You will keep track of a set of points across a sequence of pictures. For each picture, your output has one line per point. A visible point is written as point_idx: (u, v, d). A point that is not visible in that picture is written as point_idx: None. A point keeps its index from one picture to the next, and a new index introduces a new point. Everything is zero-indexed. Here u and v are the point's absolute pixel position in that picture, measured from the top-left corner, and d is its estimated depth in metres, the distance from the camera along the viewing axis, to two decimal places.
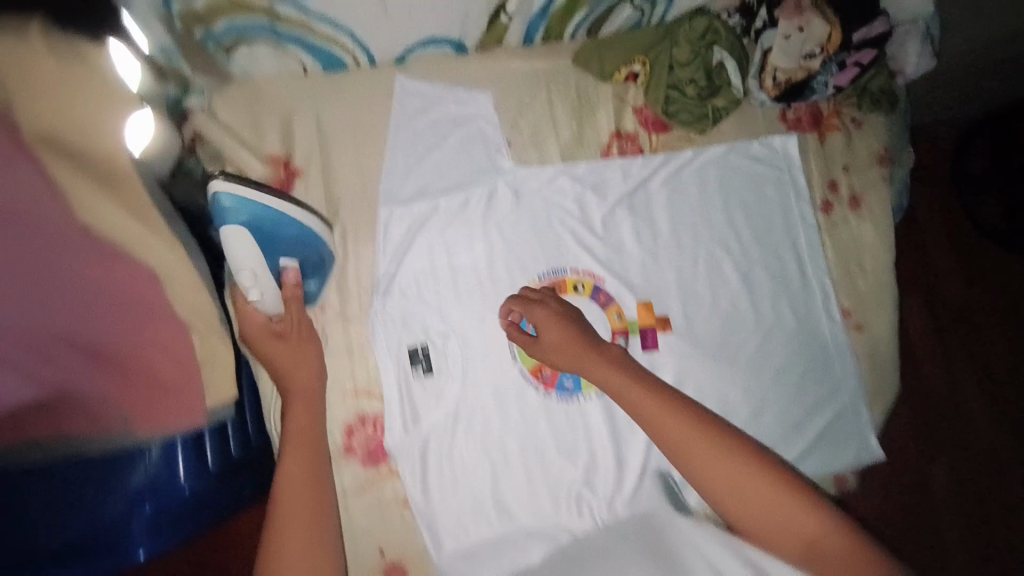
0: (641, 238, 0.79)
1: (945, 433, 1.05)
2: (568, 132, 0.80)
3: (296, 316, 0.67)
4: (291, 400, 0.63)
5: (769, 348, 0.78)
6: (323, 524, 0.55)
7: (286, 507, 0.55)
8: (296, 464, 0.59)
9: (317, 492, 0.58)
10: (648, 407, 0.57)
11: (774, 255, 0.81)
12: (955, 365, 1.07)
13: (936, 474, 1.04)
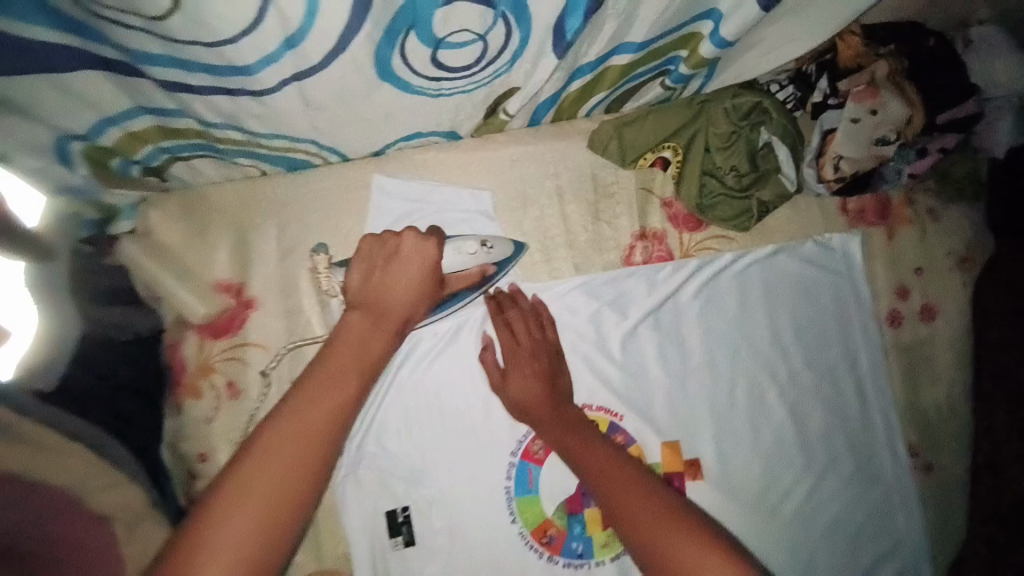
0: (669, 363, 0.66)
1: None
2: (583, 234, 0.67)
3: (399, 333, 0.54)
4: (318, 370, 0.46)
5: (821, 495, 0.65)
6: (289, 513, 0.40)
7: (273, 440, 0.41)
8: (330, 396, 0.45)
9: (317, 462, 0.42)
10: (569, 440, 0.57)
11: (829, 380, 0.67)
12: None
13: None
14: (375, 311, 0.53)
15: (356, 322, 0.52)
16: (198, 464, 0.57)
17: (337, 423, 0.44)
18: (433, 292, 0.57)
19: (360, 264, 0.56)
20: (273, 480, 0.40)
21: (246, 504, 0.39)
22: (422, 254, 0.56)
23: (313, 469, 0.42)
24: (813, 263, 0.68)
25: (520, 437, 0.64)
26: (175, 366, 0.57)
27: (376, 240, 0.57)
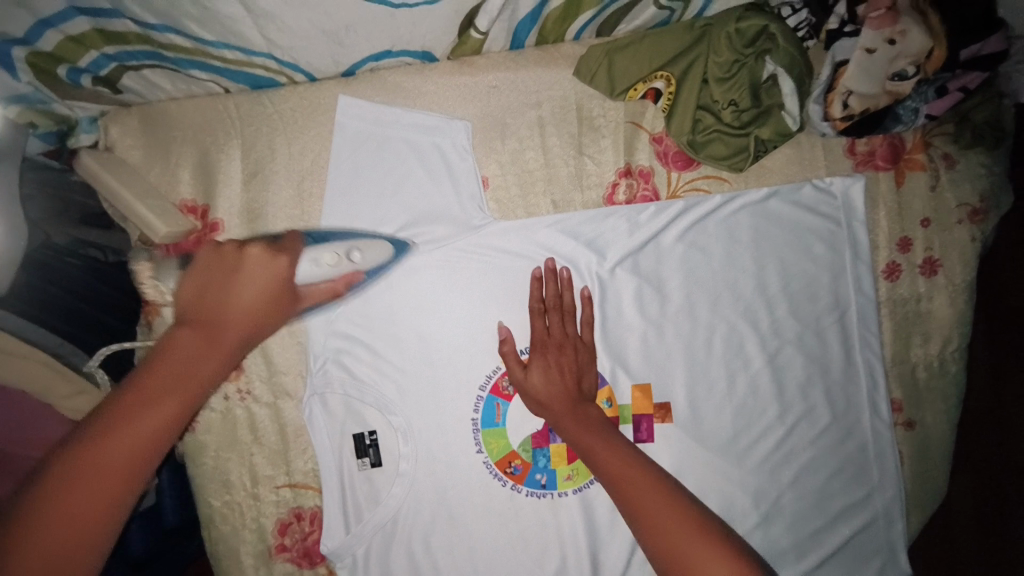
0: (646, 307, 0.64)
1: None
2: (564, 170, 0.64)
3: (235, 355, 0.50)
4: (185, 333, 0.48)
5: (791, 444, 0.64)
6: (106, 515, 0.41)
7: (122, 415, 0.43)
8: (148, 417, 0.43)
9: (140, 460, 0.42)
10: (576, 433, 0.57)
11: (813, 331, 0.64)
12: None
13: None
14: (210, 326, 0.49)
15: (185, 339, 0.48)
16: None
17: (153, 438, 0.43)
18: (288, 305, 0.53)
19: (195, 279, 0.51)
20: (87, 485, 0.40)
21: (72, 482, 0.40)
22: (271, 267, 0.53)
23: (142, 454, 0.43)
24: (807, 207, 0.64)
25: (493, 371, 0.62)
26: (144, 285, 0.57)
27: (217, 252, 0.53)
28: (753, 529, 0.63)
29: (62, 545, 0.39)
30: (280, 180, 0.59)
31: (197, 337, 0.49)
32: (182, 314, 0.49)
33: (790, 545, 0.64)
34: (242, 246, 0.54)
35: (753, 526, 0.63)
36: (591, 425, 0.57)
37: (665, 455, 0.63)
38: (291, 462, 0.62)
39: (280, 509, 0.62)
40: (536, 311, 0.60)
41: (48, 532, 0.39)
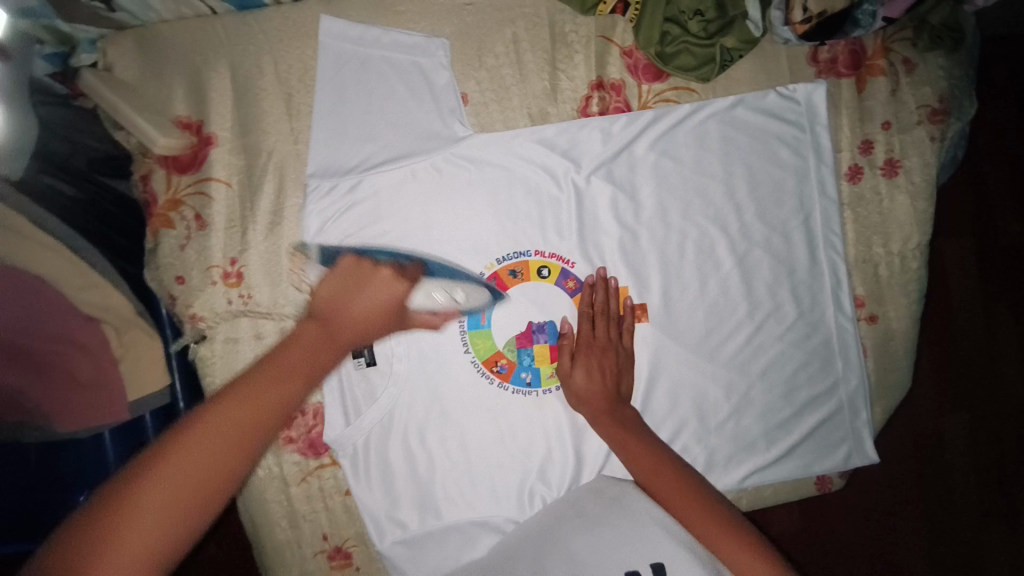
0: (620, 214, 0.67)
1: (980, 399, 0.92)
2: (539, 84, 0.67)
3: (345, 350, 0.50)
4: (341, 322, 0.49)
5: (761, 340, 0.67)
6: (203, 510, 0.37)
7: (199, 430, 0.38)
8: (271, 393, 0.41)
9: (237, 458, 0.38)
10: (590, 390, 0.63)
11: (779, 233, 0.67)
12: (1000, 327, 0.92)
13: (957, 453, 0.91)
14: (332, 322, 0.49)
15: (310, 332, 0.48)
16: (175, 287, 0.62)
17: (269, 428, 0.40)
18: (391, 323, 0.54)
19: (335, 280, 0.52)
20: (180, 477, 0.36)
21: (167, 469, 0.36)
22: (389, 286, 0.54)
23: (227, 464, 0.38)
24: (771, 114, 0.67)
25: (477, 276, 0.66)
26: (146, 198, 0.61)
27: (358, 265, 0.54)
28: (725, 418, 0.68)
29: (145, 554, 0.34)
30: (270, 97, 0.63)
31: (319, 332, 0.48)
32: (314, 310, 0.49)
33: (761, 434, 0.68)
34: (376, 263, 0.56)
35: (725, 416, 0.68)
36: (601, 374, 0.64)
37: (641, 352, 0.67)
38: None
39: None
40: (585, 314, 0.65)
41: (148, 520, 0.35)
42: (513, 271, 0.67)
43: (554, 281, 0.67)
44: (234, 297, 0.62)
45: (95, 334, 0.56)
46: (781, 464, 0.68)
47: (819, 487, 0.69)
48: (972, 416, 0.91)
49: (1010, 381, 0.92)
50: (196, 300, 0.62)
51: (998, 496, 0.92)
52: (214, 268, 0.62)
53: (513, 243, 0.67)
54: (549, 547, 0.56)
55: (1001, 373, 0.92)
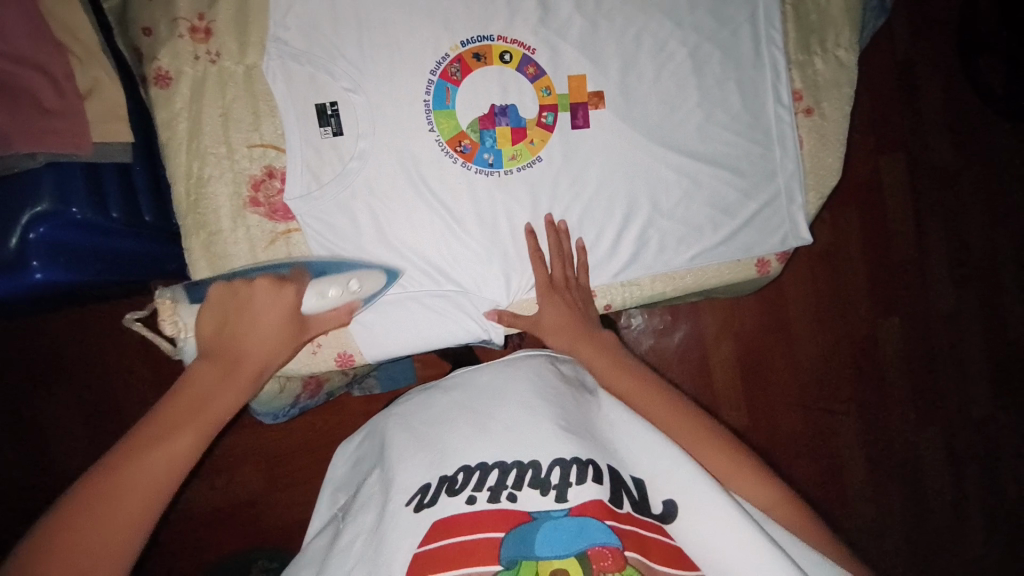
0: (583, 3, 0.71)
1: (837, 314, 1.29)
2: None
3: (257, 381, 0.57)
4: (249, 354, 0.57)
5: (710, 128, 0.73)
6: (139, 526, 0.44)
7: (142, 450, 0.46)
8: (185, 428, 0.49)
9: (174, 470, 0.47)
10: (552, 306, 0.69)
11: (728, 28, 0.73)
12: (852, 265, 1.29)
13: (808, 362, 1.28)
14: (234, 350, 0.57)
15: (209, 365, 0.55)
16: (142, 39, 0.63)
17: (178, 458, 0.47)
18: (299, 334, 0.62)
19: (215, 315, 0.59)
20: (161, 465, 0.46)
21: (144, 471, 0.45)
22: (280, 300, 0.60)
23: (159, 491, 0.45)
24: None
25: (442, 58, 0.69)
26: None
27: (229, 289, 0.61)
28: (678, 202, 0.73)
29: (124, 533, 0.43)
30: None
31: (217, 369, 0.55)
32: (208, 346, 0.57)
33: (709, 218, 0.74)
34: (251, 279, 0.62)
35: (677, 200, 0.73)
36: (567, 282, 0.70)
37: (600, 137, 0.72)
38: (261, 124, 0.66)
39: (253, 168, 0.67)
40: (551, 228, 0.70)
41: (101, 514, 0.42)
42: (476, 55, 0.69)
43: (515, 67, 0.70)
44: (201, 52, 0.64)
45: (58, 62, 0.56)
46: (726, 247, 0.75)
47: (759, 268, 0.77)
48: (824, 329, 1.28)
49: (859, 305, 1.29)
50: (164, 52, 0.63)
51: (826, 404, 1.29)
52: (181, 22, 0.63)
53: (479, 26, 0.69)
54: (516, 408, 0.54)
55: (852, 299, 1.29)
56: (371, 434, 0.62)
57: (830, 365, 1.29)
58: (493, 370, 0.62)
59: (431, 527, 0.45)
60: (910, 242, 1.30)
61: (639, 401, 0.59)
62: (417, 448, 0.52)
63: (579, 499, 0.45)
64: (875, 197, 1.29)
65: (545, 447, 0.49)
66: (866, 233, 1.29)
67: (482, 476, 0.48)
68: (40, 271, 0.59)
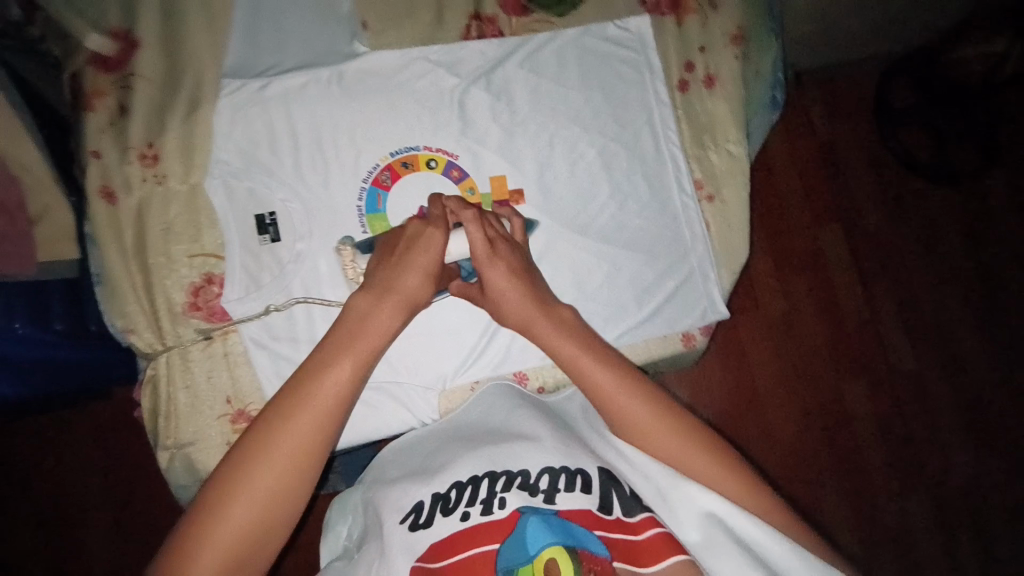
0: (499, 116, 0.80)
1: (797, 380, 1.31)
2: (426, 15, 0.79)
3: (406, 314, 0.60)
4: (383, 297, 0.59)
5: (623, 217, 0.81)
6: (276, 521, 0.49)
7: (268, 445, 0.50)
8: (308, 416, 0.51)
9: (304, 463, 0.50)
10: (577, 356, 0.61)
11: (629, 131, 0.83)
12: (802, 329, 1.33)
13: (776, 426, 1.29)
14: (378, 289, 0.59)
15: (343, 327, 0.57)
16: (92, 161, 0.68)
17: (305, 450, 0.51)
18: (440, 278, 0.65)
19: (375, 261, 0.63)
20: (257, 498, 0.48)
21: (264, 472, 0.49)
22: (428, 237, 0.63)
23: (286, 492, 0.50)
24: (614, 41, 0.84)
25: (373, 168, 0.76)
26: (74, 89, 0.69)
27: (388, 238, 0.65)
28: (599, 285, 0.79)
29: (266, 525, 0.49)
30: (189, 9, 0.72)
31: (349, 330, 0.56)
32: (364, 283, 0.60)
33: (631, 297, 0.80)
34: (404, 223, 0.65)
35: (598, 284, 0.79)
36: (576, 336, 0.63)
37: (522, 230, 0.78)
38: (202, 234, 0.71)
39: (193, 275, 0.70)
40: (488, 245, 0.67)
41: (238, 512, 0.48)
42: (405, 163, 0.77)
43: (441, 172, 0.78)
44: (149, 175, 0.70)
45: (11, 192, 0.62)
46: (649, 322, 0.80)
47: (684, 343, 0.81)
48: (785, 396, 1.30)
49: (816, 367, 1.33)
50: (112, 172, 0.69)
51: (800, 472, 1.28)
52: (132, 150, 0.70)
53: (406, 139, 0.77)
54: (522, 422, 0.62)
55: (808, 361, 1.32)
56: (376, 470, 0.66)
57: (800, 431, 1.30)
58: (497, 394, 0.69)
59: (427, 549, 0.53)
60: (851, 305, 1.36)
61: (668, 446, 0.59)
62: (420, 476, 0.59)
63: (567, 503, 0.53)
64: (814, 263, 1.36)
65: (533, 461, 0.57)
66: (811, 296, 1.35)
67: (473, 490, 0.55)
68: None
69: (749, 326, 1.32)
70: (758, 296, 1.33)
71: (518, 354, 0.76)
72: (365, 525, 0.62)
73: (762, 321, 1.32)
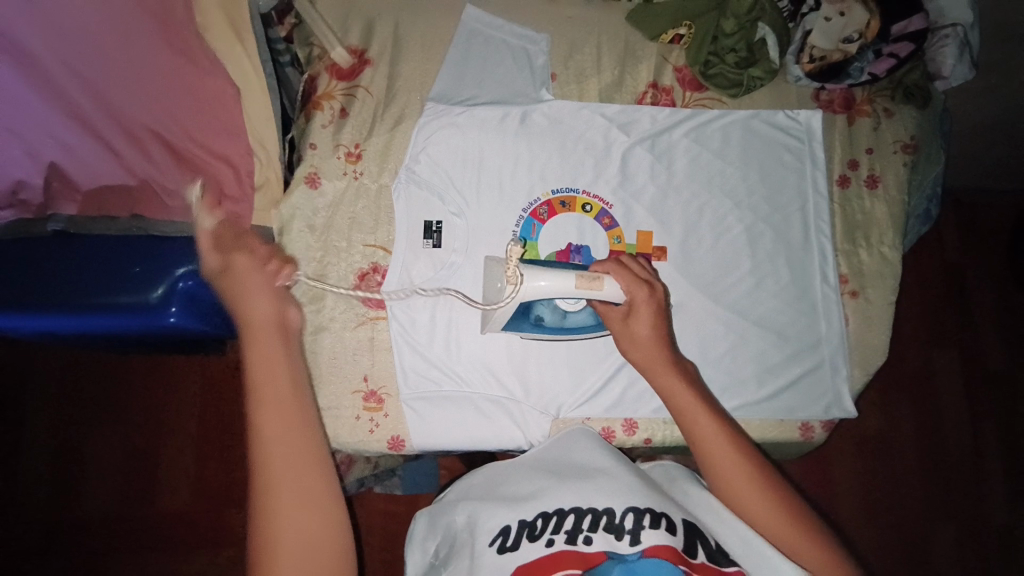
0: (657, 176, 0.85)
1: (891, 506, 1.22)
2: (609, 75, 0.87)
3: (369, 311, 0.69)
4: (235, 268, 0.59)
5: (760, 295, 0.82)
6: (316, 456, 0.52)
7: (266, 413, 0.51)
8: (275, 370, 0.54)
9: (300, 398, 0.53)
10: (680, 395, 0.65)
11: (781, 214, 0.84)
12: (907, 454, 1.24)
13: (863, 549, 1.20)
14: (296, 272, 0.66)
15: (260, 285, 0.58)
16: (309, 151, 0.80)
17: (298, 398, 0.53)
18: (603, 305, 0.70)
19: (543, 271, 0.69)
20: (287, 453, 0.50)
21: (278, 433, 0.51)
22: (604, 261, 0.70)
23: (308, 431, 0.52)
24: (781, 130, 0.87)
25: (533, 200, 0.82)
26: (308, 89, 0.81)
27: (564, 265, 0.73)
28: (724, 354, 0.80)
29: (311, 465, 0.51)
30: (412, 42, 0.84)
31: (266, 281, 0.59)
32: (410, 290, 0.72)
33: (753, 374, 0.79)
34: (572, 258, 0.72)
35: (724, 352, 0.80)
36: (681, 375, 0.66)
37: None
38: (379, 228, 0.80)
39: (363, 262, 0.79)
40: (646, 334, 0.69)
41: (282, 474, 0.50)
42: (562, 202, 0.83)
43: (593, 217, 0.83)
44: (349, 170, 0.80)
45: (247, 163, 0.73)
46: (769, 403, 0.79)
47: (803, 433, 0.79)
48: (876, 519, 1.21)
49: (916, 497, 1.23)
50: (319, 164, 0.80)
51: None
52: (341, 146, 0.80)
53: (569, 181, 0.83)
54: (603, 463, 0.64)
55: (909, 489, 1.23)
56: (460, 494, 0.68)
57: (886, 560, 1.20)
58: (581, 436, 0.71)
59: (518, 565, 0.52)
60: (966, 441, 1.26)
61: (754, 507, 0.59)
62: (501, 504, 0.61)
63: (650, 542, 0.52)
64: (933, 386, 1.27)
65: (621, 496, 0.57)
66: (924, 421, 1.26)
67: (559, 521, 0.56)
68: (173, 315, 0.70)
69: (850, 436, 1.24)
70: (863, 407, 1.25)
71: (633, 401, 0.78)
72: (449, 543, 0.63)
73: (865, 434, 1.24)
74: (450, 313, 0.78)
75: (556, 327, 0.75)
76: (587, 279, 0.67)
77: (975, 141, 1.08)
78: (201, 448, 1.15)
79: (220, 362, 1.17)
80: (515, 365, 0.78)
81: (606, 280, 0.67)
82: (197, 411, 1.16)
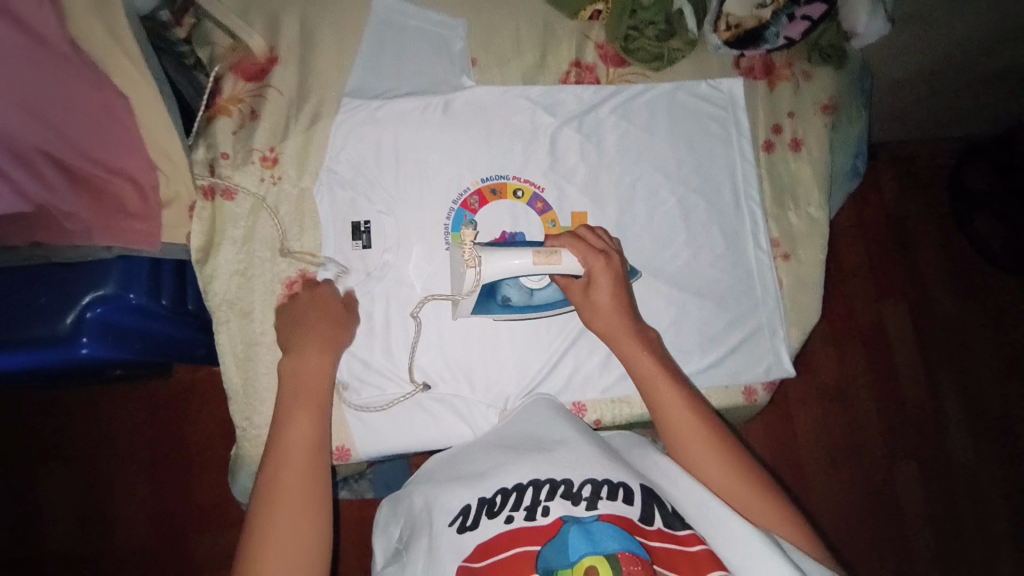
0: (587, 155, 0.84)
1: (846, 453, 1.27)
2: (531, 57, 0.85)
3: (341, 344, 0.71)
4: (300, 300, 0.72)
5: (697, 265, 0.82)
6: (318, 484, 0.59)
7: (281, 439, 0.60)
8: (297, 418, 0.62)
9: (313, 431, 0.62)
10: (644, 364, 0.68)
11: (711, 184, 0.85)
12: (859, 402, 1.29)
13: (822, 495, 1.25)
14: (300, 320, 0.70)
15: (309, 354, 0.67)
16: (221, 161, 0.76)
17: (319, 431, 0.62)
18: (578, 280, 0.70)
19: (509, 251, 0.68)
20: (294, 475, 0.58)
21: (286, 454, 0.59)
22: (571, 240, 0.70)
23: (316, 458, 0.60)
24: (705, 99, 0.87)
25: (463, 190, 0.81)
26: (214, 94, 0.77)
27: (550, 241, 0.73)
28: (667, 327, 0.80)
29: (309, 488, 0.58)
30: (321, 36, 0.80)
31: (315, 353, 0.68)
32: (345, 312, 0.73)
33: (695, 344, 0.80)
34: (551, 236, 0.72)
35: (667, 325, 0.80)
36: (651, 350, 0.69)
37: None
38: (304, 233, 0.77)
39: (291, 269, 0.77)
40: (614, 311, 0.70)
41: (283, 487, 0.57)
42: (493, 190, 0.81)
43: (526, 202, 0.82)
44: (266, 176, 0.77)
45: (150, 177, 0.70)
46: (712, 371, 0.80)
47: (747, 397, 0.81)
48: (833, 467, 1.26)
49: (870, 442, 1.28)
50: (234, 176, 0.76)
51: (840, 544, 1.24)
52: (255, 151, 0.77)
53: (498, 168, 0.82)
54: (563, 432, 0.63)
55: (862, 436, 1.28)
56: (419, 481, 0.66)
57: (846, 503, 1.25)
58: (539, 406, 0.70)
59: (474, 549, 0.51)
60: (912, 384, 1.31)
61: (703, 462, 0.61)
62: (463, 483, 0.60)
63: (606, 510, 0.51)
64: (877, 335, 1.32)
65: (578, 468, 0.56)
66: (872, 370, 1.31)
67: (518, 497, 0.54)
68: (86, 346, 0.66)
69: (803, 390, 1.28)
70: (813, 361, 1.30)
71: (580, 383, 0.78)
72: (410, 522, 0.62)
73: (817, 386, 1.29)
74: (387, 315, 0.76)
75: (525, 305, 0.75)
76: (545, 254, 0.68)
77: (894, 95, 1.11)
78: (153, 476, 1.10)
79: (162, 385, 1.12)
80: (459, 359, 0.76)
81: (563, 253, 0.68)
82: (145, 440, 1.10)
